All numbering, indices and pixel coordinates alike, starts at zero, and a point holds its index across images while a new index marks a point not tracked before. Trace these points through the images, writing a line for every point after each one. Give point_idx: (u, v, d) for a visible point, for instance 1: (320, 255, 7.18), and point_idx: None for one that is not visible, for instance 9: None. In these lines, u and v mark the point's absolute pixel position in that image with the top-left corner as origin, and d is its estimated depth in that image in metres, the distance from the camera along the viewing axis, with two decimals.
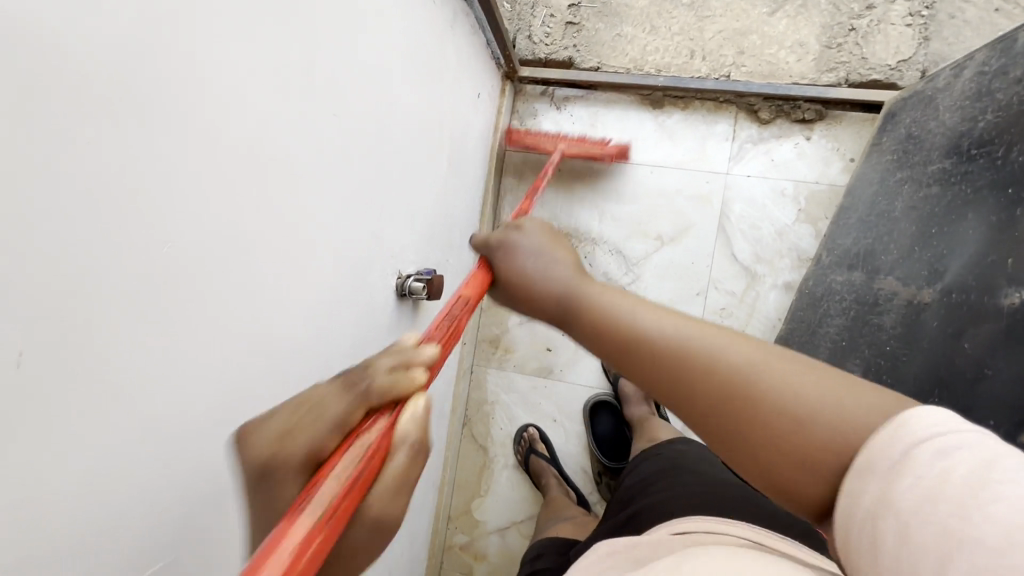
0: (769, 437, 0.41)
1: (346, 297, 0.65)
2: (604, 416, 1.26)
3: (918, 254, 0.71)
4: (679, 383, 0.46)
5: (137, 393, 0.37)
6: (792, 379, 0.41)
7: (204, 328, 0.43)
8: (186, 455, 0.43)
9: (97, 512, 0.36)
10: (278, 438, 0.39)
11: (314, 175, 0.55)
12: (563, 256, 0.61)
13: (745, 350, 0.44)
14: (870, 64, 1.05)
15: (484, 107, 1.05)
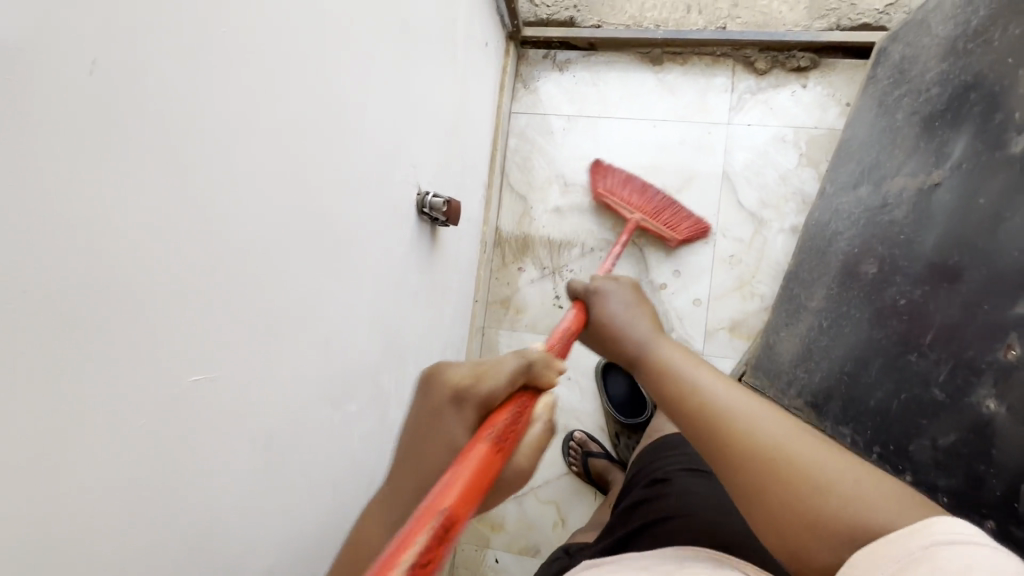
0: (823, 529, 0.41)
1: (372, 191, 0.66)
2: (619, 377, 1.22)
3: (924, 148, 0.73)
4: (757, 477, 0.44)
5: (157, 188, 0.36)
6: (866, 493, 0.41)
7: (234, 155, 0.43)
8: (200, 279, 0.41)
9: (105, 300, 0.33)
10: (461, 385, 0.48)
11: (346, 53, 0.57)
12: (643, 314, 0.65)
13: (831, 459, 0.43)
14: (859, 9, 1.10)
15: (491, 59, 1.09)
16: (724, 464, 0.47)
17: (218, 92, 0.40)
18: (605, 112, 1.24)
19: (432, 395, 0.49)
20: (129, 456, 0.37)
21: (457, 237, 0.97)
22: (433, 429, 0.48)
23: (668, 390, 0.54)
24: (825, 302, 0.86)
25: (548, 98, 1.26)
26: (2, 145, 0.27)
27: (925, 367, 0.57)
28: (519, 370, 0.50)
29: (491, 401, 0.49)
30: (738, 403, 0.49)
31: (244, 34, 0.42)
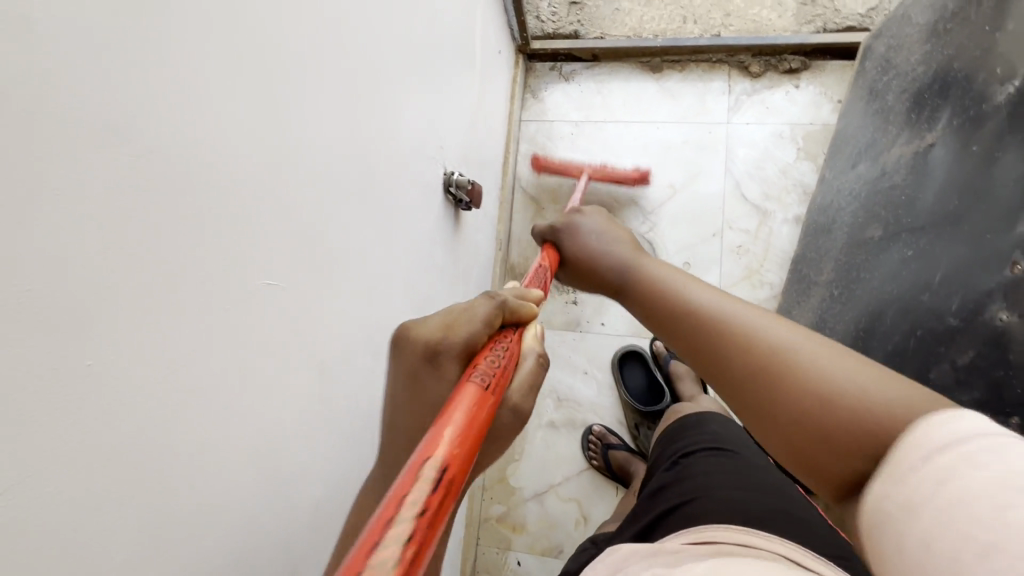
0: (794, 400, 0.45)
1: (404, 167, 0.71)
2: (637, 369, 1.24)
3: (916, 118, 0.79)
4: (742, 363, 0.50)
5: (231, 126, 0.40)
6: (837, 373, 0.44)
7: (292, 106, 0.47)
8: (264, 217, 0.44)
9: (192, 222, 0.36)
10: (443, 327, 0.50)
11: (382, 37, 0.62)
12: (621, 236, 0.78)
13: (793, 334, 0.48)
14: (843, 14, 1.19)
15: (502, 66, 1.16)
16: (730, 371, 0.51)
17: (286, 43, 0.45)
18: (610, 118, 1.31)
19: (406, 356, 0.51)
20: (213, 363, 0.40)
21: (475, 227, 1.02)
22: (431, 376, 0.50)
23: (675, 316, 0.59)
24: (835, 273, 0.89)
25: (555, 106, 1.34)
26: (122, 66, 0.31)
27: (938, 301, 0.59)
28: (485, 313, 0.50)
29: (473, 345, 0.49)
30: (741, 323, 0.52)
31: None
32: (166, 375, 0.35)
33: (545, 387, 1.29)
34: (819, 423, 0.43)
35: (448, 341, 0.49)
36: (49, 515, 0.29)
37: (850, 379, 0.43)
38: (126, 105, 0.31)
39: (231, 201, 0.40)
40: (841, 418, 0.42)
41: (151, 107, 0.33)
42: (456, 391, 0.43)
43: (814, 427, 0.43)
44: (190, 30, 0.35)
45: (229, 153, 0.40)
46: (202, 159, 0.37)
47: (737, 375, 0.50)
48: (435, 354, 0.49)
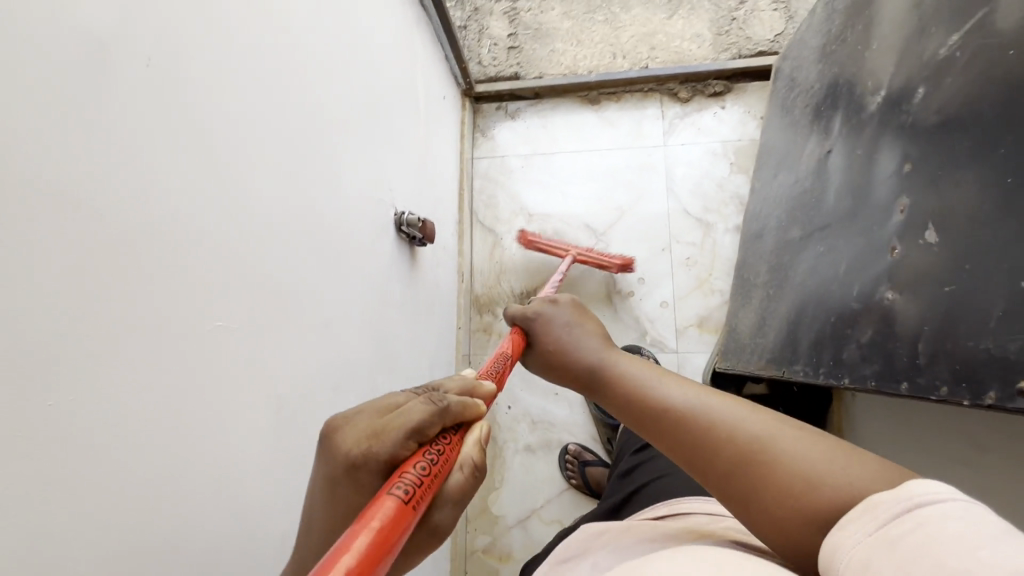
0: (808, 509, 0.41)
1: (353, 210, 0.76)
2: None
3: (817, 129, 0.87)
4: (738, 473, 0.46)
5: (173, 188, 0.44)
6: (845, 471, 0.42)
7: (233, 164, 0.51)
8: (210, 267, 0.48)
9: (134, 276, 0.40)
10: (370, 433, 0.41)
11: (320, 95, 0.68)
12: (591, 327, 0.71)
13: (776, 431, 0.46)
14: (754, 41, 1.30)
15: (448, 110, 1.24)
16: (709, 468, 0.48)
17: (226, 107, 0.50)
18: (556, 150, 1.40)
19: (336, 459, 0.41)
20: (166, 404, 0.43)
21: (432, 262, 1.06)
22: (353, 483, 0.41)
23: (648, 414, 0.54)
24: (769, 274, 0.96)
25: (505, 142, 1.42)
26: (61, 144, 0.35)
27: (845, 288, 0.65)
28: (425, 417, 0.41)
29: (398, 459, 0.41)
30: (709, 415, 0.50)
31: (242, 67, 0.53)
32: (116, 415, 0.38)
33: (519, 412, 1.32)
34: (822, 517, 0.41)
35: (372, 454, 0.40)
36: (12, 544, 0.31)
37: (836, 465, 0.42)
38: (65, 178, 0.35)
39: (176, 251, 0.44)
40: (835, 505, 0.40)
41: (90, 178, 0.37)
42: (362, 512, 0.34)
43: (817, 519, 0.41)
44: (129, 105, 0.40)
45: (172, 212, 0.44)
46: (143, 219, 0.41)
47: (733, 482, 0.46)
48: (354, 467, 0.40)
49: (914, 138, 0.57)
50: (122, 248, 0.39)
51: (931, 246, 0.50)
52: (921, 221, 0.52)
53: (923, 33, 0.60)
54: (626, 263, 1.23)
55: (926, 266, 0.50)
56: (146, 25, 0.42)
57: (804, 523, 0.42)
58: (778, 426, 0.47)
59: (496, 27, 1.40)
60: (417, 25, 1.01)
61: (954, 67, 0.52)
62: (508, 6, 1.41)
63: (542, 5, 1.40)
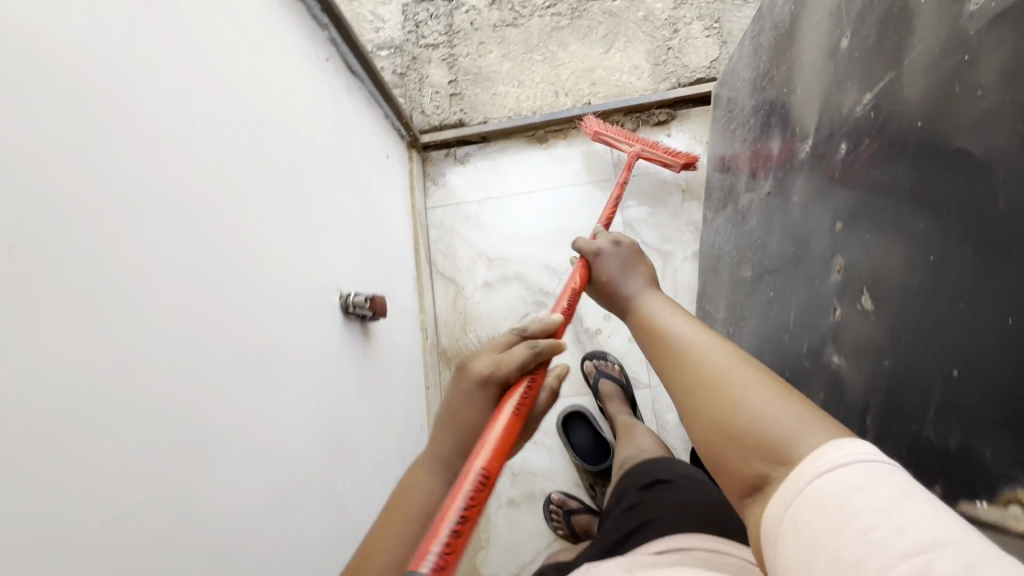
0: (731, 422, 0.49)
1: (290, 305, 0.72)
2: (581, 428, 1.24)
3: (755, 166, 0.88)
4: (698, 392, 0.54)
5: (63, 352, 0.40)
6: (773, 405, 0.47)
7: (143, 301, 0.47)
8: (118, 423, 0.44)
9: (16, 466, 0.36)
10: (492, 364, 0.64)
11: (247, 196, 0.65)
12: (639, 271, 0.87)
13: (741, 366, 0.53)
14: (691, 68, 1.31)
15: (394, 167, 1.22)
16: (678, 381, 0.58)
17: (130, 248, 0.47)
18: (509, 192, 1.38)
19: (463, 382, 0.64)
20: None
21: (388, 330, 1.02)
22: (466, 400, 0.63)
23: (656, 342, 0.67)
24: (727, 311, 0.95)
25: (456, 188, 1.40)
26: None
27: (795, 343, 0.64)
28: (525, 357, 0.64)
29: (507, 380, 0.64)
30: (697, 346, 0.60)
31: (153, 198, 0.50)
32: None
33: None
34: (736, 436, 0.48)
35: (496, 374, 0.64)
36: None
37: (767, 402, 0.48)
38: None
39: (73, 427, 0.40)
40: (758, 436, 0.46)
41: None
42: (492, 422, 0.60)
43: (729, 433, 0.49)
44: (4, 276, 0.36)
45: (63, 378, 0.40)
46: (26, 397, 0.37)
47: (692, 397, 0.55)
48: (483, 383, 0.64)
49: (843, 195, 0.56)
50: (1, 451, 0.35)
51: (869, 314, 0.49)
52: (857, 286, 0.51)
53: (840, 86, 0.60)
54: (692, 161, 1.25)
55: (866, 336, 0.49)
56: (24, 182, 0.38)
57: (719, 432, 0.50)
58: (749, 368, 0.53)
59: (436, 75, 1.39)
60: (351, 92, 0.99)
61: (872, 129, 0.52)
62: (446, 52, 1.40)
63: (480, 49, 1.39)
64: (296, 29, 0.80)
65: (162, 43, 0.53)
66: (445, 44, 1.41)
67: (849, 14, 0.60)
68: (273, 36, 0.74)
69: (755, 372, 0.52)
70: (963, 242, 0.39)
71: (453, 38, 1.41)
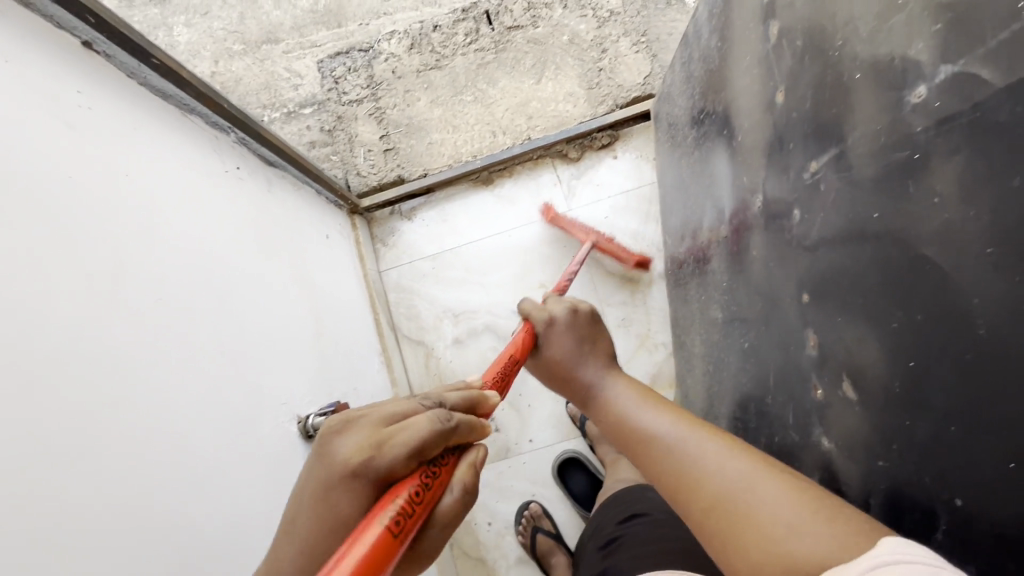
0: (761, 544, 0.44)
1: (244, 454, 0.66)
2: (578, 474, 1.22)
3: (708, 203, 0.85)
4: (711, 508, 0.50)
5: None
6: (791, 517, 0.44)
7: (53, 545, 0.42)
8: None
9: None
10: (372, 439, 0.50)
11: (168, 360, 0.59)
12: (601, 349, 0.81)
13: (742, 471, 0.50)
14: (626, 87, 1.28)
15: (338, 243, 1.15)
16: (683, 499, 0.53)
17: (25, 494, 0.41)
18: (463, 241, 1.33)
19: (338, 449, 0.50)
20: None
21: None
22: (336, 478, 0.49)
23: (642, 444, 0.63)
24: (703, 348, 0.92)
25: (408, 246, 1.34)
26: None
27: (779, 410, 0.62)
28: (426, 436, 0.50)
29: (393, 468, 0.49)
30: (687, 449, 0.57)
31: (35, 424, 0.44)
32: None
33: (501, 526, 1.24)
34: (773, 561, 0.42)
35: (386, 450, 0.49)
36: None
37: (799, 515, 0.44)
38: None
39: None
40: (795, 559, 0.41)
41: None
42: (380, 507, 0.45)
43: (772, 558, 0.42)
44: None
45: None
46: None
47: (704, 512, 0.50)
48: (356, 471, 0.48)
49: (804, 265, 0.54)
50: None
51: (852, 403, 0.46)
52: (836, 369, 0.49)
53: (783, 146, 0.57)
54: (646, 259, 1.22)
55: (854, 428, 0.46)
56: None
57: (763, 563, 0.43)
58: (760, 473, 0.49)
59: (365, 132, 1.32)
60: (274, 186, 0.92)
61: (824, 203, 0.49)
62: (372, 107, 1.33)
63: (407, 97, 1.32)
64: (197, 144, 0.73)
65: (34, 236, 0.47)
66: (370, 98, 1.34)
67: (780, 68, 0.57)
68: (172, 164, 0.67)
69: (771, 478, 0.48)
70: (944, 358, 0.36)
71: (376, 90, 1.34)
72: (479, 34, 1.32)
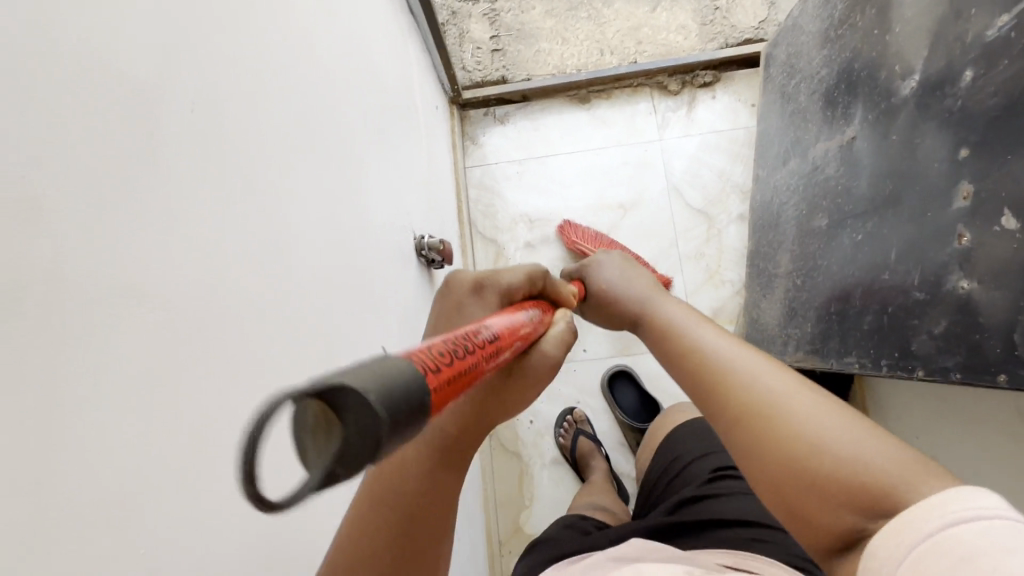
0: (796, 454, 0.43)
1: (380, 237, 0.70)
2: (624, 390, 1.25)
3: (833, 116, 0.87)
4: (745, 415, 0.47)
5: (215, 241, 0.39)
6: (833, 434, 0.42)
7: (274, 205, 0.47)
8: (257, 319, 0.43)
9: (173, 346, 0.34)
10: (487, 276, 0.54)
11: (341, 118, 0.63)
12: (639, 271, 0.74)
13: (780, 383, 0.48)
14: (739, 28, 1.31)
15: (441, 119, 1.19)
16: (713, 409, 0.50)
17: (263, 148, 0.46)
18: (550, 151, 1.36)
19: (451, 293, 0.53)
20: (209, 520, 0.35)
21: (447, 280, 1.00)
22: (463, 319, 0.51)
23: (673, 347, 0.58)
24: (792, 264, 0.94)
25: (495, 148, 1.37)
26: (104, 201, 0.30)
27: (900, 278, 0.65)
28: (531, 270, 0.56)
29: (513, 291, 0.54)
30: (725, 356, 0.52)
31: (275, 98, 0.49)
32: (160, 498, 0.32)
33: (542, 426, 1.26)
34: (809, 470, 0.41)
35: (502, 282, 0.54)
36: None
37: (847, 436, 0.42)
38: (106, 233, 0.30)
39: (210, 306, 0.38)
40: (848, 481, 0.40)
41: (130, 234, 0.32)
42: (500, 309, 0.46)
43: (806, 475, 0.41)
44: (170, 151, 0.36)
45: (215, 265, 0.39)
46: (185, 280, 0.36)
47: (735, 420, 0.48)
48: (477, 289, 0.53)
49: (966, 122, 0.57)
50: (141, 335, 0.32)
51: (1013, 233, 0.51)
52: (994, 207, 0.53)
53: (960, 15, 0.59)
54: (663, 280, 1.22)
55: (1010, 255, 0.51)
56: (184, 66, 0.37)
57: (790, 474, 0.42)
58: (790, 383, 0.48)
59: (477, 30, 1.36)
60: (408, 33, 0.96)
61: (1012, 49, 0.52)
62: (488, 7, 1.36)
63: (522, 4, 1.36)
64: None
65: None
66: None
67: None
68: None
69: (812, 394, 0.47)
70: None
71: None
72: None
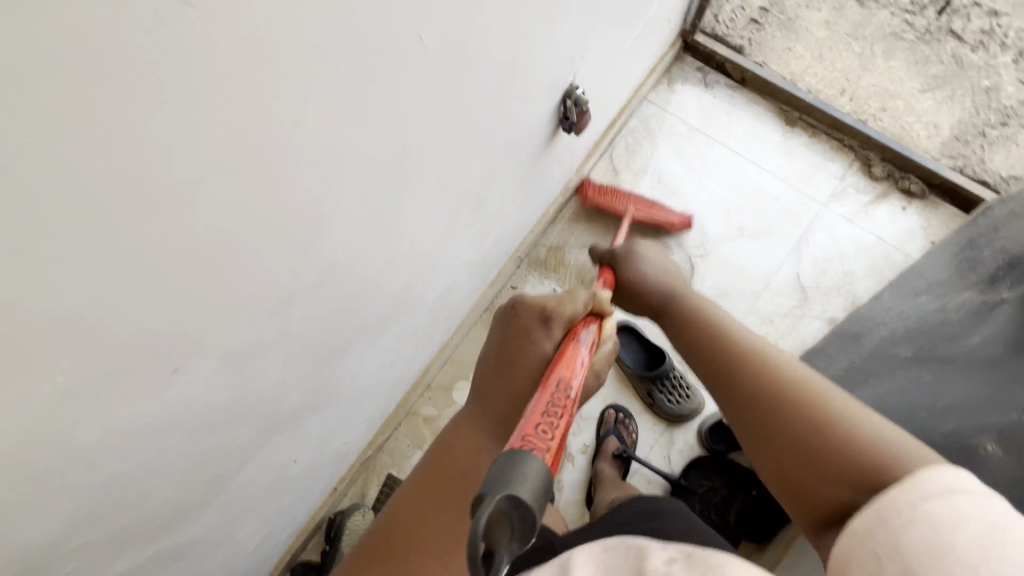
0: (850, 463, 0.44)
1: (556, 50, 0.73)
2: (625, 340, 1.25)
3: (1002, 277, 0.78)
4: (803, 422, 0.48)
5: None
6: (896, 451, 0.44)
7: None
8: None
9: None
10: (551, 300, 0.56)
11: None
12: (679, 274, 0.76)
13: (842, 400, 0.49)
14: (986, 166, 1.19)
15: (664, 33, 1.17)
16: (763, 412, 0.51)
17: None
18: (724, 139, 1.30)
19: (518, 321, 0.55)
20: (313, 71, 0.39)
21: (560, 151, 1.01)
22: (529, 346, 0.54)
23: (725, 344, 0.58)
24: (842, 372, 0.90)
25: (679, 100, 1.33)
26: None
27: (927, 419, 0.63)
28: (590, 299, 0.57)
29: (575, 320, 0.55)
30: (784, 364, 0.54)
31: None
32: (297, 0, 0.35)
33: None
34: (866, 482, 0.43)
35: (563, 305, 0.56)
36: (133, 57, 0.28)
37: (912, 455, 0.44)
38: None
39: None
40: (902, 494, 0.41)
41: None
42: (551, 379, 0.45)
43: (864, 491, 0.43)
44: None
45: None
46: None
47: (787, 425, 0.49)
48: (545, 318, 0.54)
49: None
50: None
51: None
52: None
53: None
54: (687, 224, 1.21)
55: None
56: None
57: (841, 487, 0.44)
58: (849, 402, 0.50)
59: None
60: None
61: None
62: None
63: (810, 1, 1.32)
64: None
65: None
66: None
67: None
68: None
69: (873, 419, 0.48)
70: None
71: None
72: (916, 15, 1.29)
